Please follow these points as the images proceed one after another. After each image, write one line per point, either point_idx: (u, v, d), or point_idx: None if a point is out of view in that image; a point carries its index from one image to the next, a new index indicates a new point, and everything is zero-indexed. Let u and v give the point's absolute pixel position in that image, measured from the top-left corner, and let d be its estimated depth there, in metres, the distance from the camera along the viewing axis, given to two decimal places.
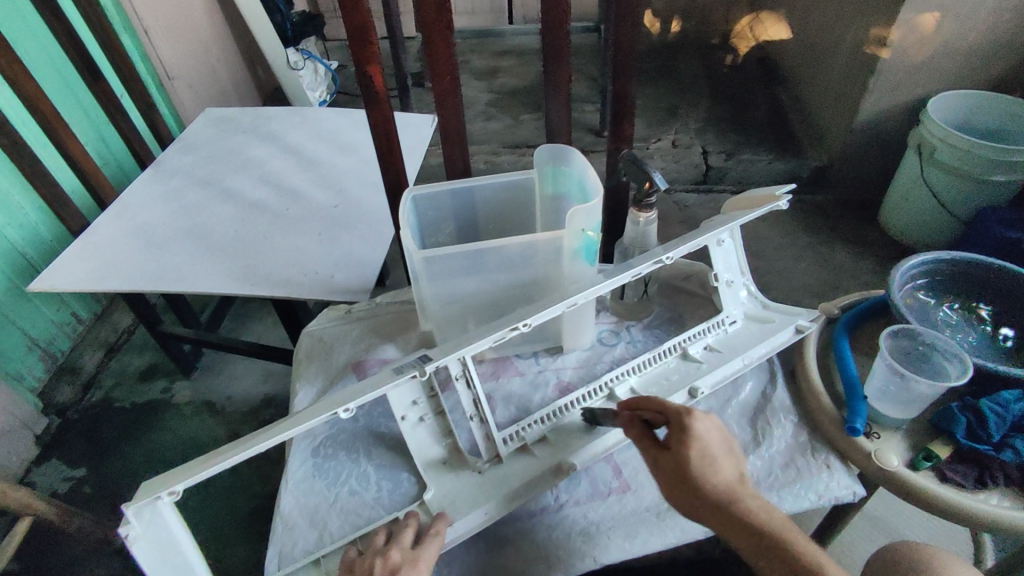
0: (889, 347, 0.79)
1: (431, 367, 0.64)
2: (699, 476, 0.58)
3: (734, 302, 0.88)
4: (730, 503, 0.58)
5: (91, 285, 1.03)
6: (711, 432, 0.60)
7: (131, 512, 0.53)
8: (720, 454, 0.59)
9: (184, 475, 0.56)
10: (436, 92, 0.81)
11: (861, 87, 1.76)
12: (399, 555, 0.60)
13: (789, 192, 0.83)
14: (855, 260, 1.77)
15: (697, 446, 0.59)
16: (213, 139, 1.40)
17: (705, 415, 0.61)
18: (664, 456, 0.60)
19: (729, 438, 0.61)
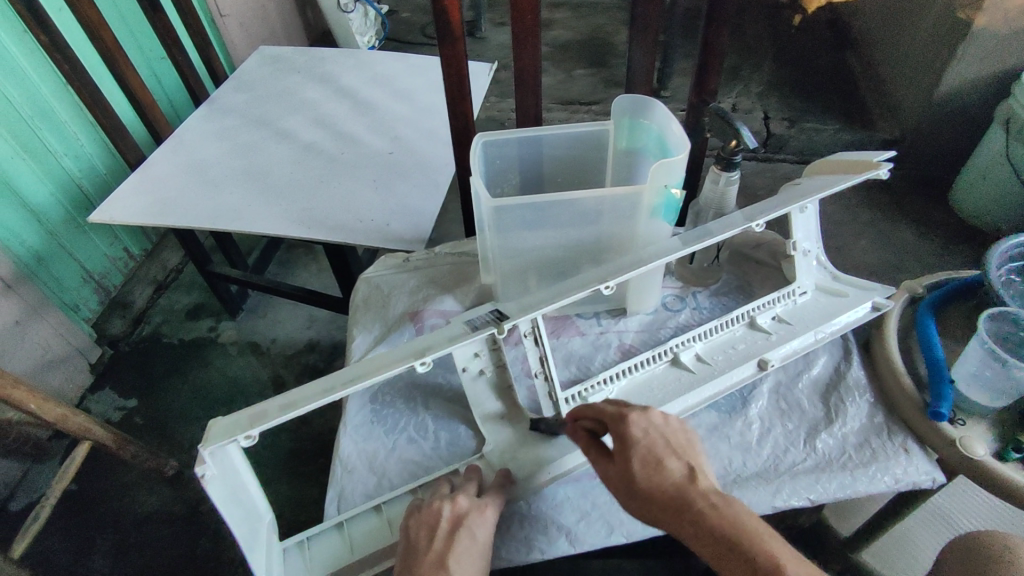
0: (987, 329, 0.74)
1: (510, 326, 0.63)
2: (641, 475, 0.55)
3: (808, 272, 0.82)
4: (676, 500, 0.53)
5: (149, 219, 1.03)
6: (649, 429, 0.58)
7: (207, 452, 0.53)
8: (662, 450, 0.56)
9: (260, 421, 0.55)
10: (513, 32, 0.76)
11: (949, 52, 1.63)
12: (466, 502, 0.61)
13: (886, 160, 0.78)
14: (920, 240, 1.67)
15: (637, 441, 0.57)
16: (267, 78, 1.38)
17: (648, 413, 0.60)
18: (612, 462, 0.58)
19: (683, 438, 0.59)
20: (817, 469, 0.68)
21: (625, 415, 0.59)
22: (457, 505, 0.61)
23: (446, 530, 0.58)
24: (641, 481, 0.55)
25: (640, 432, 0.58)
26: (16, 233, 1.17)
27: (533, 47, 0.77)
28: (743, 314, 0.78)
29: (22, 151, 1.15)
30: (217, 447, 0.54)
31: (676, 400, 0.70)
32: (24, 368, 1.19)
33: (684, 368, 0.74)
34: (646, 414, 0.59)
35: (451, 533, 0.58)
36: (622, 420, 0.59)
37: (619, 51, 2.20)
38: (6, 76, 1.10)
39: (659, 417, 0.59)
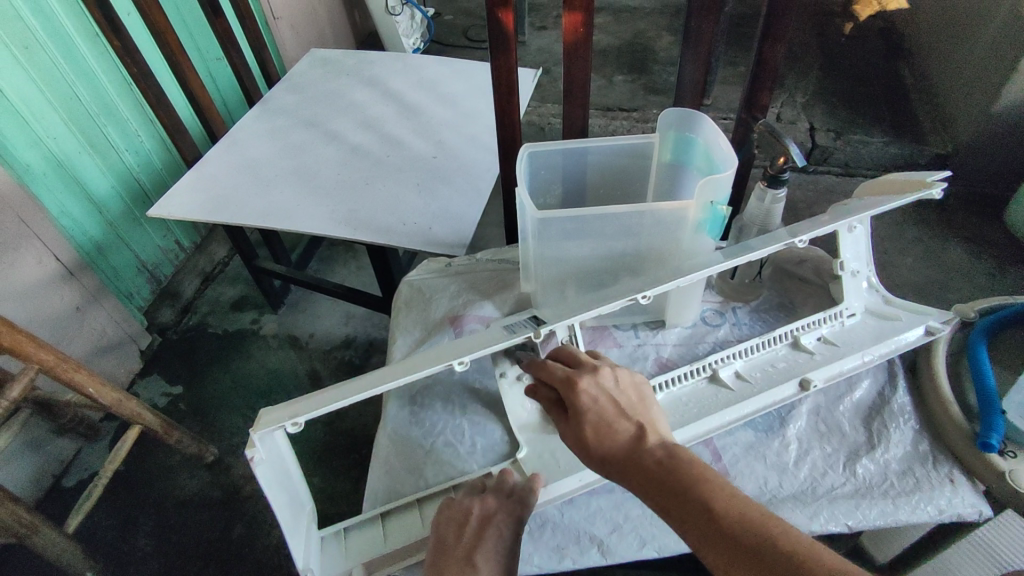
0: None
1: (545, 330, 0.65)
2: (598, 433, 0.55)
3: (858, 293, 0.80)
4: (634, 455, 0.53)
5: (203, 215, 1.07)
6: (601, 393, 0.59)
7: (257, 438, 0.57)
8: (611, 411, 0.57)
9: (306, 408, 0.58)
10: (565, 42, 0.76)
11: (1010, 64, 1.59)
12: (494, 504, 0.62)
13: (941, 180, 0.76)
14: (969, 260, 1.62)
15: (587, 403, 0.58)
16: (317, 79, 1.42)
17: (599, 373, 0.60)
18: (566, 420, 0.59)
19: (641, 399, 0.60)
20: (857, 495, 0.67)
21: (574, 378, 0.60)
22: (486, 504, 0.61)
23: (474, 528, 0.59)
24: (598, 441, 0.55)
25: (590, 397, 0.58)
26: (79, 224, 1.23)
27: (584, 58, 0.78)
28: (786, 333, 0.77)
29: (88, 147, 1.21)
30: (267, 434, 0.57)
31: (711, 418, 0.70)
32: (80, 352, 1.25)
33: (723, 385, 0.74)
34: (598, 377, 0.60)
35: (481, 531, 0.59)
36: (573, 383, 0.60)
37: (662, 57, 2.18)
38: (77, 75, 1.16)
39: (609, 376, 0.60)
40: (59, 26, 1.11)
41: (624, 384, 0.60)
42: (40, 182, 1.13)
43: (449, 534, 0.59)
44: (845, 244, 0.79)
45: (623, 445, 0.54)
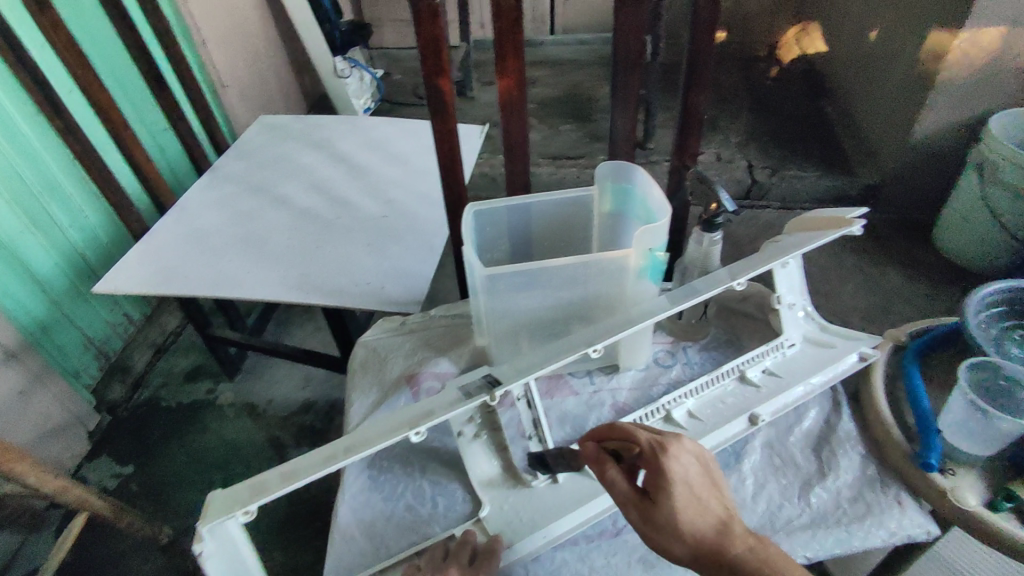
0: (970, 382, 0.75)
1: (500, 391, 0.64)
2: (690, 524, 0.53)
3: (795, 323, 0.84)
4: (723, 550, 0.53)
5: (152, 289, 1.06)
6: (689, 473, 0.55)
7: (205, 530, 0.55)
8: (703, 490, 0.55)
9: (257, 495, 0.56)
10: (502, 103, 0.80)
11: (918, 101, 1.72)
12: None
13: (861, 216, 0.82)
14: (905, 282, 1.71)
15: (679, 481, 0.54)
16: (267, 146, 1.43)
17: (683, 443, 0.56)
18: (645, 493, 0.56)
19: (716, 468, 0.57)
20: (813, 525, 0.69)
21: (661, 452, 0.55)
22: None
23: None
24: (689, 532, 0.53)
25: (681, 477, 0.54)
26: (22, 305, 1.19)
27: (520, 118, 0.82)
28: (733, 368, 0.80)
29: (30, 225, 1.18)
30: (216, 525, 0.55)
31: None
32: (22, 438, 1.19)
33: (677, 425, 0.75)
34: (681, 450, 0.56)
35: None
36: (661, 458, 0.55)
37: (603, 105, 2.28)
38: (19, 154, 1.14)
39: (690, 446, 0.56)
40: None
41: (703, 454, 0.57)
42: None
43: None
44: (782, 279, 0.82)
45: (716, 535, 0.53)
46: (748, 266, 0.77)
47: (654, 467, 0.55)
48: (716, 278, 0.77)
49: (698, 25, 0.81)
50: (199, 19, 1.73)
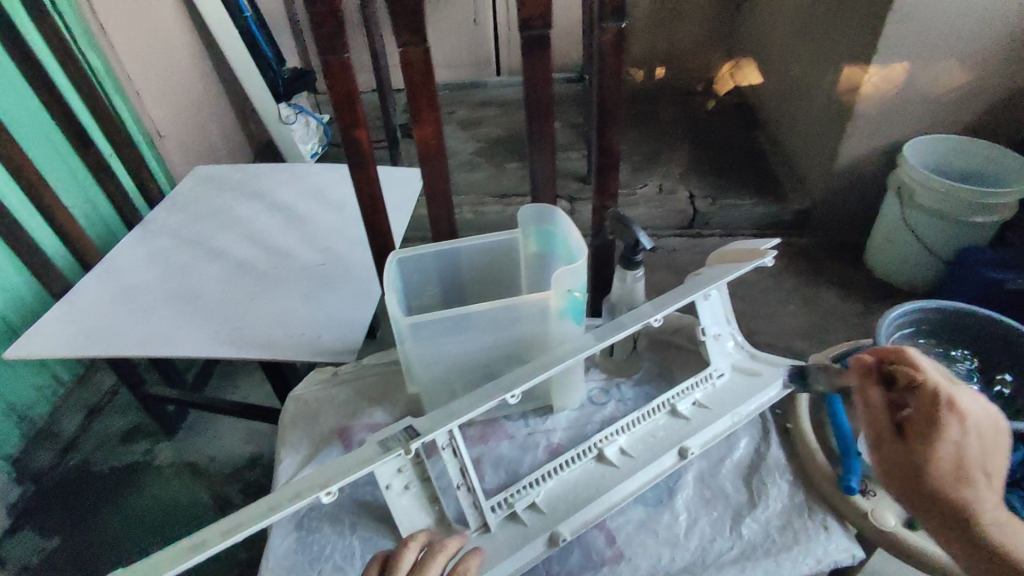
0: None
1: (417, 444, 0.63)
2: (949, 483, 0.54)
3: (719, 352, 0.86)
4: (968, 514, 0.54)
5: (72, 351, 1.01)
6: (973, 438, 0.54)
7: None
8: (970, 457, 0.54)
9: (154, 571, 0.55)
10: (420, 153, 0.82)
11: (839, 132, 1.82)
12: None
13: (773, 247, 0.84)
14: (841, 302, 1.78)
15: (947, 442, 0.54)
16: (202, 197, 1.41)
17: (971, 406, 0.54)
18: (907, 436, 0.56)
19: (1000, 429, 0.55)
20: (743, 558, 0.69)
21: (951, 409, 0.54)
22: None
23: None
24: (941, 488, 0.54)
25: (960, 443, 0.54)
26: None
27: (441, 166, 0.83)
28: (663, 402, 0.81)
29: None
30: None
31: (598, 500, 0.71)
32: None
33: (609, 464, 0.75)
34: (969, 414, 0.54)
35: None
36: (944, 412, 0.54)
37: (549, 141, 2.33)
38: None
39: (982, 412, 0.54)
40: None
41: (989, 418, 0.55)
42: None
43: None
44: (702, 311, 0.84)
45: (969, 496, 0.54)
46: (669, 300, 0.79)
47: (935, 421, 0.54)
48: (639, 313, 0.78)
49: (605, 74, 0.78)
50: (132, 71, 1.71)
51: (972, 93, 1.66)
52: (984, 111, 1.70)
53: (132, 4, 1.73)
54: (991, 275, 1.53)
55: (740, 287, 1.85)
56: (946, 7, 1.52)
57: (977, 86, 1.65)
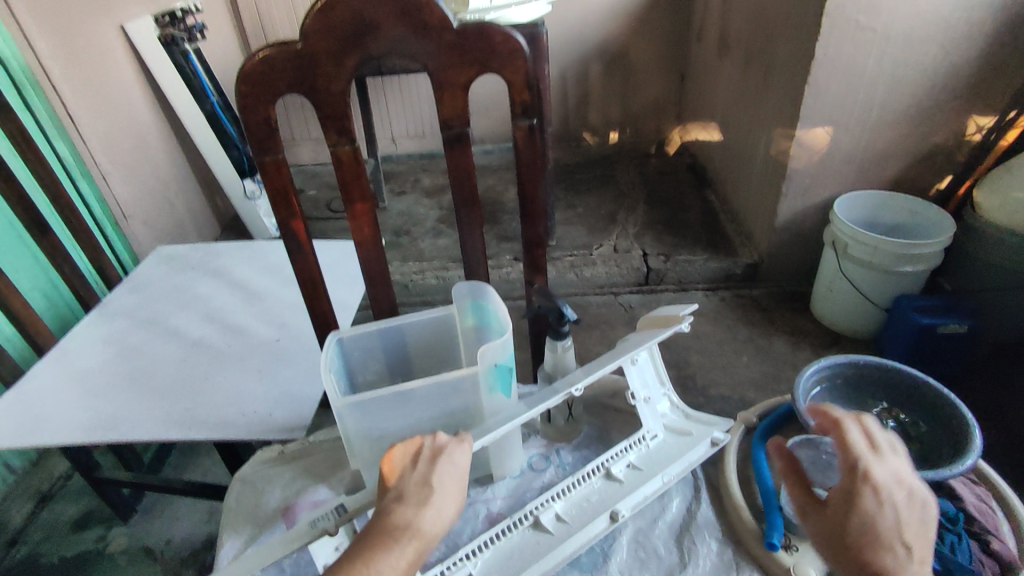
0: None
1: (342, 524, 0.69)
2: (865, 543, 0.65)
3: (652, 415, 0.89)
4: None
5: (18, 440, 1.01)
6: (891, 505, 0.66)
7: None
8: (883, 526, 0.65)
9: None
10: (356, 240, 0.88)
11: (776, 191, 1.94)
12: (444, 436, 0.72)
13: (691, 312, 0.89)
14: (792, 350, 1.85)
15: (862, 507, 0.66)
16: (161, 277, 1.44)
17: (885, 474, 0.68)
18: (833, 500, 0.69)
19: (921, 509, 0.66)
20: None
21: (863, 478, 0.67)
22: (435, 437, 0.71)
23: (430, 455, 0.69)
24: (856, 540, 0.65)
25: (875, 508, 0.66)
26: None
27: (377, 248, 0.89)
28: (598, 466, 0.84)
29: None
30: None
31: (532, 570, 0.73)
32: None
33: (545, 531, 0.77)
34: (883, 483, 0.67)
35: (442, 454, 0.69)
36: (858, 481, 0.67)
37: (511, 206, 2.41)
38: None
39: (897, 481, 0.67)
40: None
41: (901, 486, 0.67)
42: None
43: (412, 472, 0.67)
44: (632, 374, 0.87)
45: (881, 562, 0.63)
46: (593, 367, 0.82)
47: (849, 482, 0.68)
48: (568, 380, 0.82)
49: (523, 165, 0.85)
50: (98, 156, 1.77)
51: (891, 152, 1.80)
52: (903, 169, 1.84)
53: (101, 94, 1.81)
54: (921, 320, 1.60)
55: (696, 341, 1.91)
56: (856, 78, 1.67)
57: (894, 147, 1.79)
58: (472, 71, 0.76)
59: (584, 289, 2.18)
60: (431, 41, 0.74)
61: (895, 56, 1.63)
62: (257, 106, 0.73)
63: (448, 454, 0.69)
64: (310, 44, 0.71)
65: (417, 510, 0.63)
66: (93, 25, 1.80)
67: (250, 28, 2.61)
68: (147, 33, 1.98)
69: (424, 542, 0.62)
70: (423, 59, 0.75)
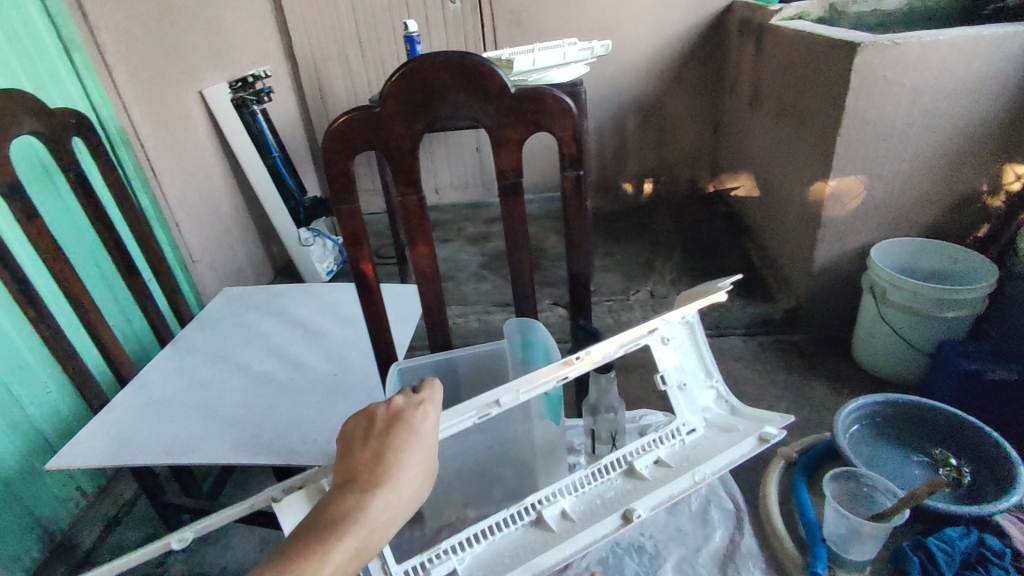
0: (836, 493, 1.03)
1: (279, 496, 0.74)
2: None
3: (689, 406, 0.91)
4: None
5: (104, 461, 1.10)
6: None
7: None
8: None
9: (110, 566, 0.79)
10: (418, 280, 0.96)
11: (812, 237, 1.97)
12: (402, 403, 0.68)
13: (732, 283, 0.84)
14: (833, 395, 1.84)
15: None
16: (229, 316, 1.56)
17: None
18: None
19: None
20: None
21: None
22: (392, 407, 0.68)
23: (382, 428, 0.66)
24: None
25: None
26: None
27: (435, 287, 0.97)
28: (619, 460, 0.88)
29: None
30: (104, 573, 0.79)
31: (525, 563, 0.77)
32: None
33: (547, 526, 0.81)
34: None
35: (401, 425, 0.66)
36: None
37: (550, 253, 2.50)
38: None
39: None
40: None
41: None
42: None
43: (364, 447, 0.64)
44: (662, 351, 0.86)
45: None
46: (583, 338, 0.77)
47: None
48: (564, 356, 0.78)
49: (569, 213, 0.94)
50: (174, 206, 1.94)
51: (927, 199, 1.83)
52: (941, 216, 1.86)
53: (180, 150, 2.00)
54: (967, 365, 1.59)
55: (736, 385, 1.91)
56: (888, 129, 1.73)
57: (929, 194, 1.82)
58: (526, 129, 0.86)
59: (621, 333, 2.21)
60: (491, 104, 0.84)
61: (926, 107, 1.69)
62: (338, 160, 0.84)
63: (403, 427, 0.66)
64: (386, 107, 0.82)
65: (362, 500, 0.60)
66: (177, 90, 2.00)
67: (309, 91, 2.84)
68: (222, 96, 2.20)
69: (369, 533, 0.60)
70: (482, 119, 0.84)
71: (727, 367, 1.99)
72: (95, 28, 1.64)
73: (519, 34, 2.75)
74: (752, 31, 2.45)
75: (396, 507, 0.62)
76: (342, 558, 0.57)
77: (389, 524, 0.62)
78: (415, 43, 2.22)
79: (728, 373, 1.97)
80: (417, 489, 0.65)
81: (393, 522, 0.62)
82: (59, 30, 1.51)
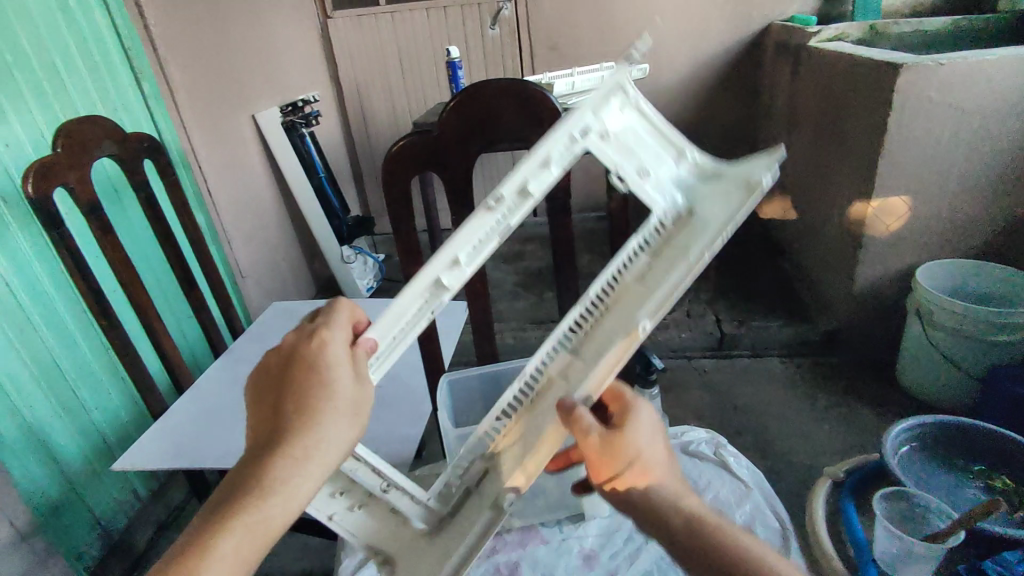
0: (885, 512, 1.03)
1: None
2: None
3: (664, 169, 0.66)
4: None
5: (165, 463, 1.16)
6: None
7: None
8: None
9: None
10: (467, 294, 1.00)
11: (853, 258, 1.95)
12: (297, 339, 0.63)
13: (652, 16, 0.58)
14: (876, 420, 1.80)
15: None
16: (279, 328, 1.63)
17: None
18: None
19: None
20: None
21: None
22: (284, 348, 0.63)
23: (280, 368, 0.62)
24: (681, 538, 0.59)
25: None
26: (40, 487, 1.23)
27: (483, 301, 1.01)
28: (607, 285, 0.71)
29: (62, 410, 1.29)
30: None
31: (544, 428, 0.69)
32: None
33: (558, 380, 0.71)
34: None
35: (302, 364, 0.60)
36: None
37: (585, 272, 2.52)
38: (60, 346, 1.29)
39: None
40: (53, 307, 1.28)
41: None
42: (11, 452, 1.17)
43: (269, 398, 0.61)
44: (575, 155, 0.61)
45: None
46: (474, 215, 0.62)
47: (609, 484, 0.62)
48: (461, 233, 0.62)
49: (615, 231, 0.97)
50: (227, 224, 2.04)
51: (973, 220, 1.80)
52: (988, 238, 1.82)
53: (233, 171, 2.10)
54: (1021, 391, 1.54)
55: (774, 407, 1.89)
56: (932, 149, 1.71)
57: (975, 215, 1.79)
58: None
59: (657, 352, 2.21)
60: (544, 128, 0.88)
61: (972, 127, 1.67)
62: (398, 180, 0.89)
63: (300, 365, 0.61)
64: (445, 129, 0.87)
65: (262, 456, 0.57)
66: (233, 115, 2.11)
67: (353, 115, 2.95)
68: (274, 120, 2.31)
69: (280, 489, 0.56)
70: (534, 142, 0.89)
71: (766, 389, 1.97)
72: (162, 58, 1.76)
73: (556, 58, 2.82)
74: (789, 53, 2.46)
75: (311, 457, 0.58)
76: (247, 523, 0.55)
77: (306, 477, 0.57)
78: (456, 69, 2.30)
79: (767, 394, 1.95)
80: (336, 431, 0.59)
81: (315, 475, 0.58)
82: (132, 59, 1.62)
